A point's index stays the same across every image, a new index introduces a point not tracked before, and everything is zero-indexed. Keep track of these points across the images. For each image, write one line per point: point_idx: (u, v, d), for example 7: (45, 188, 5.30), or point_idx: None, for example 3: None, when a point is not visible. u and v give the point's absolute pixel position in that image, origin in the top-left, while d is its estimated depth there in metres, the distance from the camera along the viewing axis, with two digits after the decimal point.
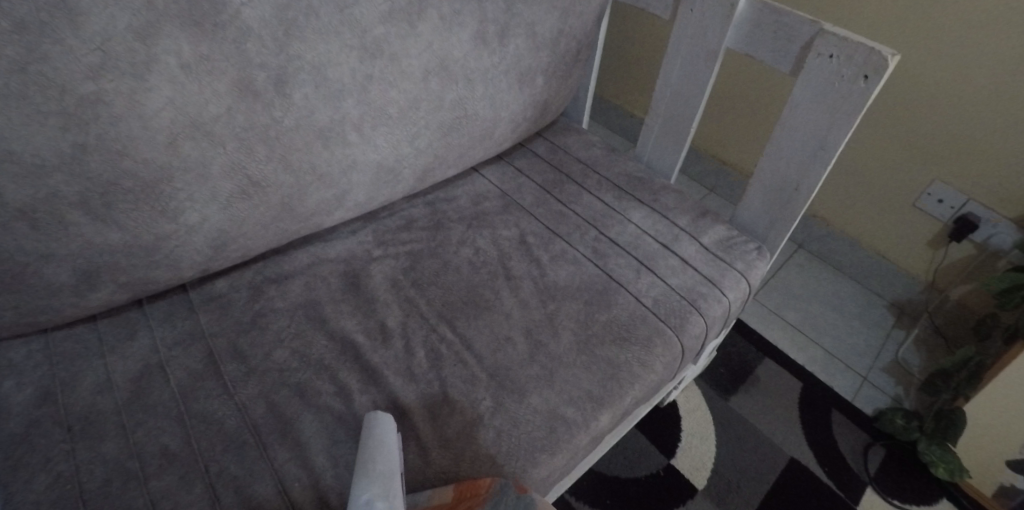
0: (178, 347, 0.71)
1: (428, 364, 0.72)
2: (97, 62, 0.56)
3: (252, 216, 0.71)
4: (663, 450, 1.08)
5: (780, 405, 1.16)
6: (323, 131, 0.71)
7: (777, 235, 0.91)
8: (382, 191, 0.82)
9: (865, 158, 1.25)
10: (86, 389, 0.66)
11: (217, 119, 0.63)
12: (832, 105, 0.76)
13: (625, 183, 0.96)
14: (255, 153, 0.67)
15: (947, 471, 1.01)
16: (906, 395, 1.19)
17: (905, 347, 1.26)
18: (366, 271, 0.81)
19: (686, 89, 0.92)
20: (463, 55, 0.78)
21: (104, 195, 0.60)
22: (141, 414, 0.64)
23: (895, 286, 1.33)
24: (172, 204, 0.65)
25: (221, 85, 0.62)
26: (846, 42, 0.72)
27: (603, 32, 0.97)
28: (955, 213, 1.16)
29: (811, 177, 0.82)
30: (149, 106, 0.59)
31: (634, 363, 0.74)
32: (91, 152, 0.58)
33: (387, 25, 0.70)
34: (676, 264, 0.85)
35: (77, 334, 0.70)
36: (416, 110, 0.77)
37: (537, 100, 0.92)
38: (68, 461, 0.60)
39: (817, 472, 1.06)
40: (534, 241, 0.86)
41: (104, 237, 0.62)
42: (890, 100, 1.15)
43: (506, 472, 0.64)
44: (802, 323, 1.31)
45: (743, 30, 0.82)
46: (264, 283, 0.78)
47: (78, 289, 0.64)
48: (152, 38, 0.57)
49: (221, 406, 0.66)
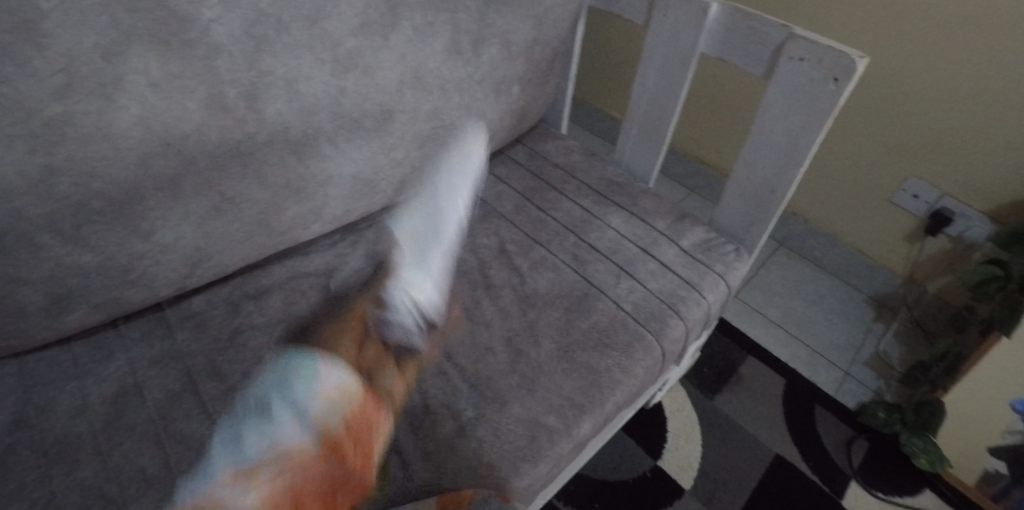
0: (155, 367, 0.70)
1: (408, 377, 0.72)
2: (63, 83, 0.55)
3: (227, 232, 0.70)
4: (649, 451, 1.08)
5: (764, 403, 1.17)
6: (297, 145, 0.70)
7: (754, 236, 0.92)
8: (359, 202, 0.82)
9: (840, 155, 1.27)
10: (62, 413, 0.65)
11: (188, 136, 0.63)
12: (804, 108, 0.77)
13: (604, 188, 0.96)
14: (228, 170, 0.67)
15: (928, 462, 1.03)
16: (887, 388, 1.21)
17: (885, 340, 1.28)
18: (345, 284, 0.81)
19: (662, 94, 0.92)
20: (438, 66, 0.78)
21: (74, 217, 0.60)
22: (118, 437, 0.64)
23: (874, 281, 1.35)
24: (145, 223, 0.64)
25: (191, 103, 0.62)
26: (816, 46, 0.73)
27: (578, 38, 0.97)
28: (930, 207, 1.18)
29: (786, 179, 0.83)
30: (118, 126, 0.58)
31: (615, 368, 0.75)
32: (60, 174, 0.57)
33: (359, 37, 0.70)
34: (655, 268, 0.85)
35: (51, 357, 0.69)
36: (391, 122, 0.77)
37: (513, 107, 0.92)
38: (44, 487, 0.59)
39: (801, 468, 1.08)
40: (514, 249, 0.87)
41: (76, 259, 0.62)
42: (863, 99, 1.17)
43: (489, 483, 0.65)
44: (784, 320, 1.33)
45: (716, 35, 0.83)
46: (242, 299, 0.78)
47: (51, 312, 0.64)
48: (119, 58, 0.57)
49: (200, 426, 0.66)
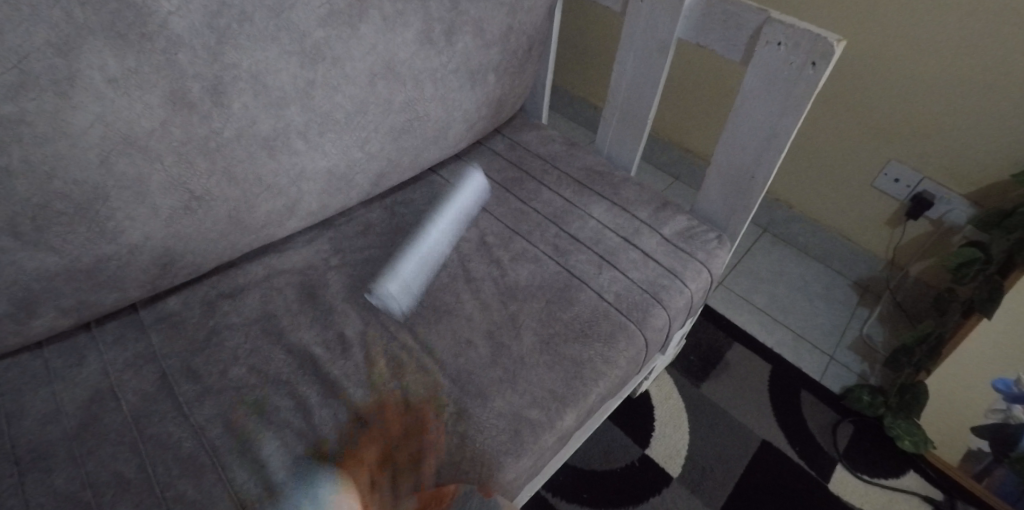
0: (129, 371, 0.68)
1: (389, 373, 0.71)
2: (15, 81, 0.53)
3: (198, 231, 0.69)
4: (637, 440, 1.08)
5: (751, 389, 1.17)
6: (267, 140, 0.69)
7: (737, 222, 0.92)
8: (335, 197, 0.80)
9: (822, 141, 1.26)
10: (32, 420, 0.63)
11: (151, 133, 0.61)
12: (782, 93, 0.77)
13: (584, 177, 0.95)
14: (196, 167, 0.65)
15: (912, 443, 1.03)
16: (871, 371, 1.22)
17: (868, 323, 1.29)
18: (323, 280, 0.80)
19: (641, 81, 0.91)
20: (411, 56, 0.77)
21: (35, 219, 0.58)
22: (91, 443, 0.62)
23: (858, 264, 1.35)
24: (111, 224, 0.62)
25: (153, 99, 0.60)
26: (792, 29, 0.72)
27: (555, 25, 0.96)
28: (911, 191, 1.18)
29: (766, 165, 0.83)
30: (77, 124, 0.57)
31: (598, 359, 0.74)
32: (17, 176, 0.55)
33: (327, 28, 0.68)
34: (637, 257, 0.85)
35: (20, 363, 0.68)
36: (364, 114, 0.76)
37: (490, 97, 0.91)
38: (15, 497, 0.58)
39: (788, 452, 1.08)
40: (494, 241, 0.86)
41: (40, 262, 0.60)
42: (843, 84, 1.17)
43: (471, 478, 0.64)
44: (770, 306, 1.33)
45: (692, 20, 0.82)
46: (217, 299, 0.76)
47: (15, 317, 0.62)
48: (74, 53, 0.55)
49: (176, 429, 0.64)
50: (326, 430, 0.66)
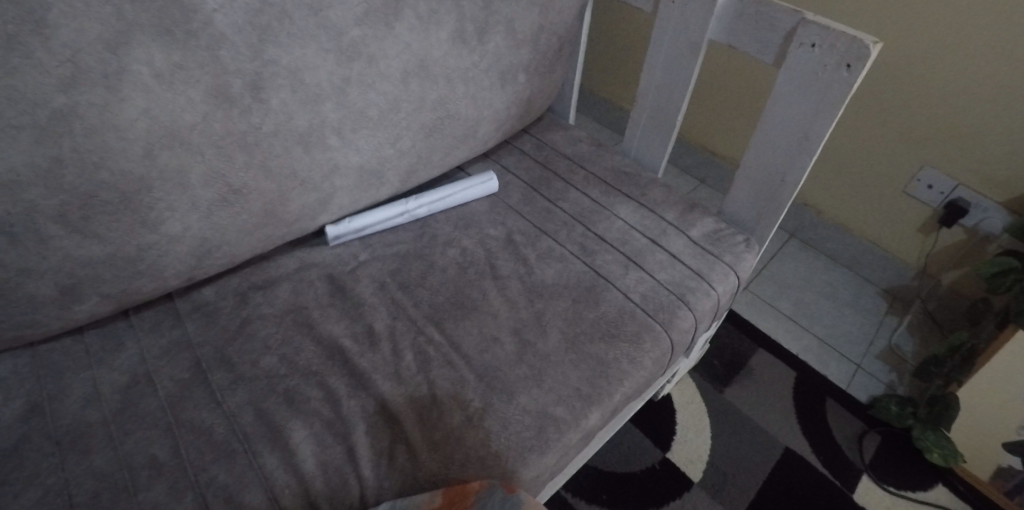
0: (165, 357, 0.70)
1: (416, 367, 0.72)
2: (69, 74, 0.55)
3: (234, 223, 0.70)
4: (659, 443, 1.08)
5: (775, 395, 1.16)
6: (303, 135, 0.70)
7: (766, 226, 0.91)
8: (366, 193, 0.81)
9: (853, 145, 1.25)
10: (74, 402, 0.66)
11: (193, 127, 0.63)
12: (816, 95, 0.76)
13: (611, 178, 0.95)
14: (234, 161, 0.67)
15: (941, 457, 1.00)
16: (900, 381, 1.19)
17: (898, 332, 1.26)
18: (352, 275, 0.81)
19: (670, 82, 0.91)
20: (443, 55, 0.78)
21: (82, 207, 0.60)
22: (129, 426, 0.64)
23: (888, 272, 1.33)
24: (153, 214, 0.64)
25: (196, 93, 0.62)
26: (827, 31, 0.71)
27: (585, 26, 0.96)
28: (945, 198, 1.16)
29: (797, 168, 0.82)
30: (124, 116, 0.59)
31: (623, 359, 0.74)
32: (67, 165, 0.58)
33: (363, 26, 0.69)
34: (664, 259, 0.84)
35: (63, 347, 0.70)
36: (397, 112, 0.77)
37: (520, 97, 0.92)
38: (57, 475, 0.60)
39: (812, 461, 1.07)
40: (521, 239, 0.86)
41: (85, 249, 0.62)
42: (877, 87, 1.15)
43: (495, 473, 0.65)
44: (796, 312, 1.31)
45: (725, 21, 0.82)
46: (250, 290, 0.78)
47: (60, 302, 0.64)
48: (124, 48, 0.57)
49: (209, 415, 0.66)
50: (353, 421, 0.67)
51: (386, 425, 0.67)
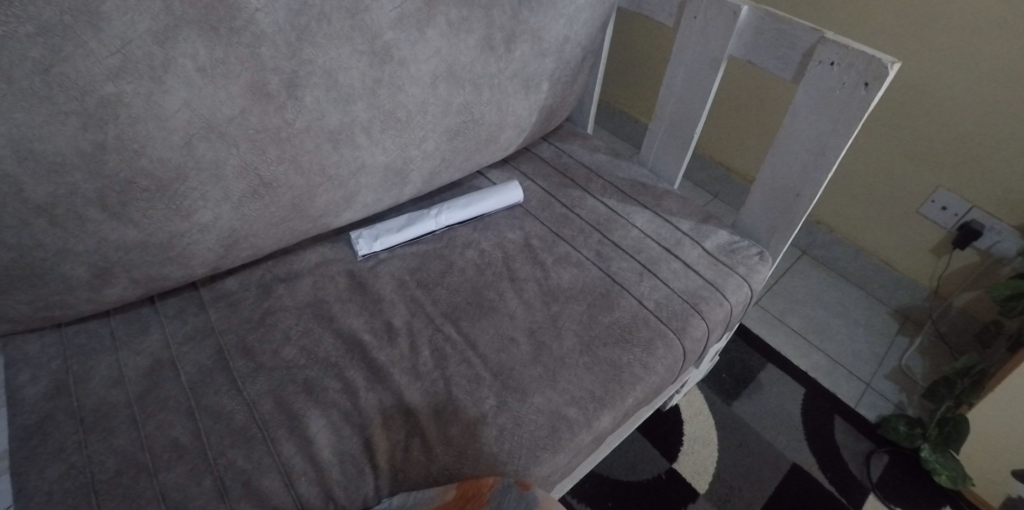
0: (188, 343, 0.72)
1: (433, 364, 0.73)
2: (118, 65, 0.58)
3: (262, 215, 0.72)
4: (665, 453, 1.08)
5: (783, 411, 1.16)
6: (333, 133, 0.72)
7: (780, 240, 0.92)
8: (390, 192, 0.83)
9: (868, 164, 1.26)
10: (98, 383, 0.67)
11: (230, 120, 0.65)
12: (833, 112, 0.77)
13: (628, 188, 0.97)
14: (267, 155, 0.69)
15: (949, 479, 1.00)
16: (909, 402, 1.19)
17: (908, 354, 1.26)
18: (372, 271, 0.82)
19: (689, 95, 0.93)
20: (471, 61, 0.80)
21: (120, 192, 0.62)
22: (152, 408, 0.66)
23: (899, 293, 1.33)
24: (186, 203, 0.66)
25: (235, 88, 0.64)
26: (846, 50, 0.73)
27: (607, 39, 0.98)
28: (959, 219, 1.16)
29: (812, 183, 0.83)
30: (166, 107, 0.61)
31: (636, 364, 0.75)
32: (110, 151, 0.60)
33: (397, 30, 0.72)
34: (679, 268, 0.86)
35: (90, 329, 0.72)
36: (424, 114, 0.79)
37: (542, 105, 0.94)
38: (81, 452, 0.62)
39: (819, 478, 1.07)
40: (538, 244, 0.88)
41: (120, 234, 0.64)
42: (893, 107, 1.16)
43: (509, 470, 0.66)
44: (806, 329, 1.32)
45: (745, 38, 0.83)
46: (272, 282, 0.80)
47: (93, 284, 0.66)
48: (170, 42, 0.60)
49: (230, 401, 0.67)
50: (370, 414, 0.68)
51: (403, 419, 0.68)
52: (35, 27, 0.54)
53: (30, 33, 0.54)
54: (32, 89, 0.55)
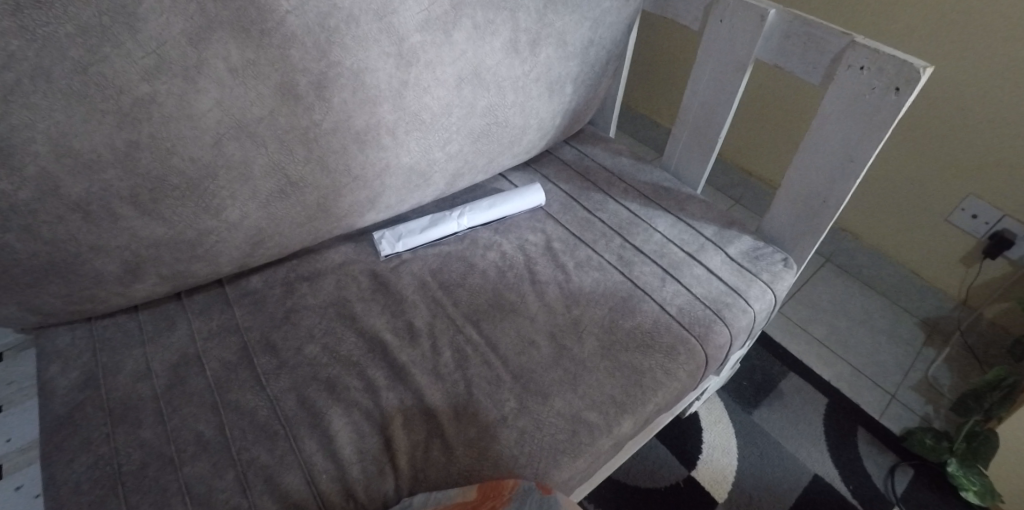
0: (213, 339, 0.73)
1: (453, 365, 0.73)
2: (152, 65, 0.59)
3: (288, 215, 0.74)
4: (684, 461, 1.07)
5: (805, 421, 1.14)
6: (359, 134, 0.73)
7: (804, 248, 0.90)
8: (413, 193, 0.84)
9: (896, 170, 1.24)
10: (126, 376, 0.69)
11: (260, 120, 0.66)
12: (863, 117, 0.76)
13: (650, 192, 0.96)
14: (295, 154, 0.70)
15: (977, 494, 0.97)
16: (936, 414, 1.16)
17: (935, 365, 1.24)
18: (395, 272, 0.83)
19: (714, 100, 0.92)
20: (496, 63, 0.80)
21: (152, 190, 0.64)
22: (178, 401, 0.67)
23: (926, 302, 1.31)
24: (215, 201, 0.67)
25: (265, 88, 0.65)
26: (878, 54, 0.71)
27: (631, 42, 0.98)
28: (990, 229, 1.14)
29: (839, 190, 0.82)
30: (198, 107, 0.62)
31: (657, 370, 0.74)
32: (142, 150, 0.61)
33: (423, 33, 0.72)
34: (702, 273, 0.85)
35: (118, 323, 0.73)
36: (448, 116, 0.80)
37: (565, 108, 0.94)
38: (109, 444, 0.63)
39: (840, 489, 1.05)
40: (559, 247, 0.88)
41: (150, 231, 0.66)
42: (923, 113, 1.14)
43: (528, 473, 0.66)
44: (829, 338, 1.30)
45: (773, 41, 0.82)
46: (296, 280, 0.81)
47: (123, 279, 0.68)
48: (203, 43, 0.61)
49: (253, 397, 0.68)
50: (391, 413, 0.68)
51: (423, 419, 0.68)
52: (74, 28, 0.55)
53: (69, 33, 0.55)
54: (71, 87, 0.56)
